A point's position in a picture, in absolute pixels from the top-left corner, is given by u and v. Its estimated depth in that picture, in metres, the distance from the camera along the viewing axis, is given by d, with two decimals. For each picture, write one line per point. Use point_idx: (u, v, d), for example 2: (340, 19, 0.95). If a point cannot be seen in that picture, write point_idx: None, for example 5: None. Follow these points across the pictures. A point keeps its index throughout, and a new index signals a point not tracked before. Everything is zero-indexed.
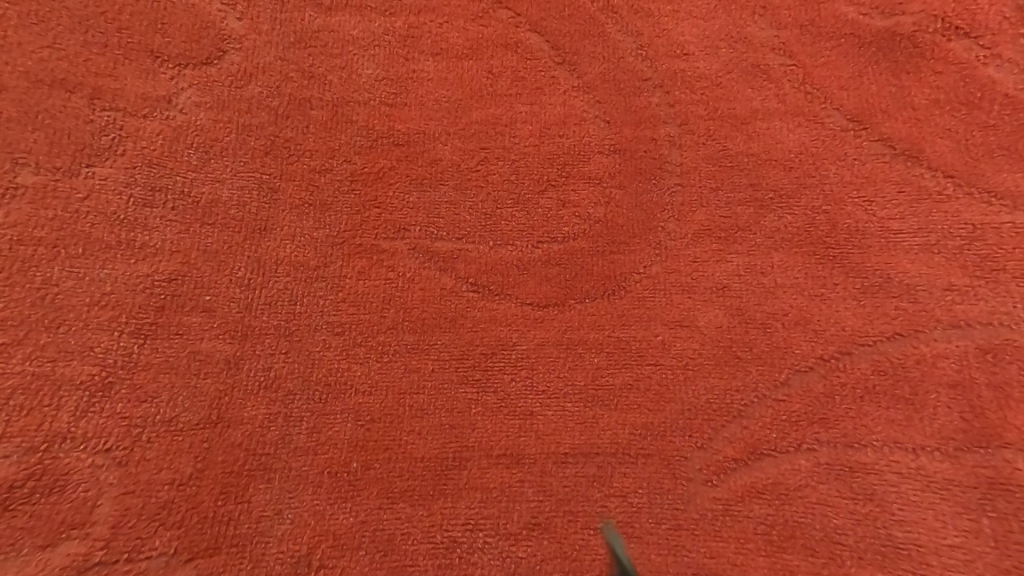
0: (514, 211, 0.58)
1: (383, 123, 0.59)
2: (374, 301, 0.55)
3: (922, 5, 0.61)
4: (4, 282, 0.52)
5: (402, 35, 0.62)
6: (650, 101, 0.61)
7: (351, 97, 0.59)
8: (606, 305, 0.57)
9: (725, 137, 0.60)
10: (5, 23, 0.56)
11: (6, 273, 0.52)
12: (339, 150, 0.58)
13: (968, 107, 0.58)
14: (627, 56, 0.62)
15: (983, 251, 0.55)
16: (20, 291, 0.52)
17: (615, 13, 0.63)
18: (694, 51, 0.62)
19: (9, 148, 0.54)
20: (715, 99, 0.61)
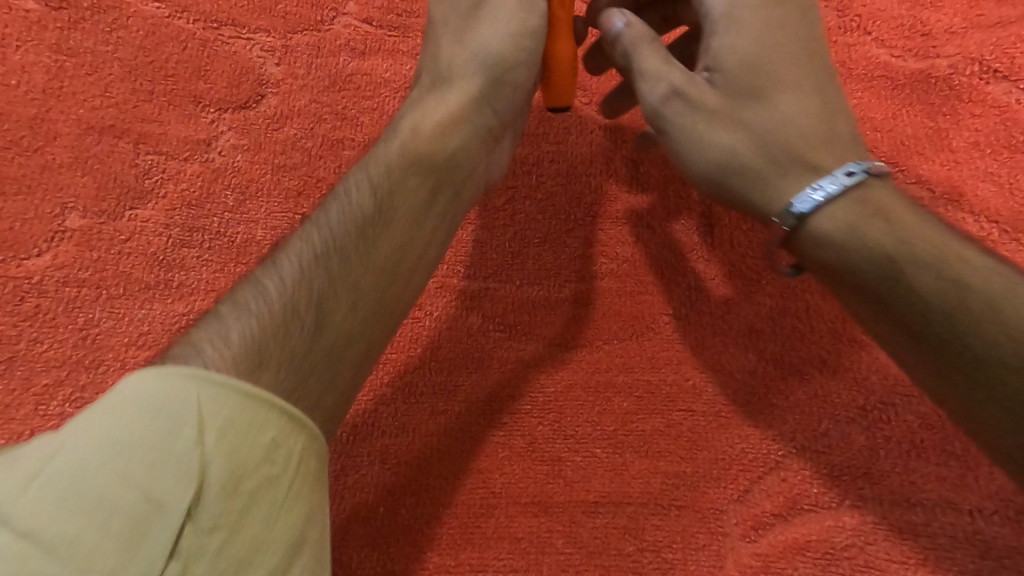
0: (541, 249, 0.59)
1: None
2: (401, 341, 0.57)
3: (957, 48, 0.58)
4: (49, 322, 0.53)
5: None
6: None
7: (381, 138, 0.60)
8: (635, 348, 0.56)
9: None
10: (60, 74, 0.57)
11: (52, 314, 0.53)
12: None
13: (1011, 150, 0.56)
14: None
15: None
16: (63, 333, 0.53)
17: None
18: None
19: (58, 193, 0.56)
20: None
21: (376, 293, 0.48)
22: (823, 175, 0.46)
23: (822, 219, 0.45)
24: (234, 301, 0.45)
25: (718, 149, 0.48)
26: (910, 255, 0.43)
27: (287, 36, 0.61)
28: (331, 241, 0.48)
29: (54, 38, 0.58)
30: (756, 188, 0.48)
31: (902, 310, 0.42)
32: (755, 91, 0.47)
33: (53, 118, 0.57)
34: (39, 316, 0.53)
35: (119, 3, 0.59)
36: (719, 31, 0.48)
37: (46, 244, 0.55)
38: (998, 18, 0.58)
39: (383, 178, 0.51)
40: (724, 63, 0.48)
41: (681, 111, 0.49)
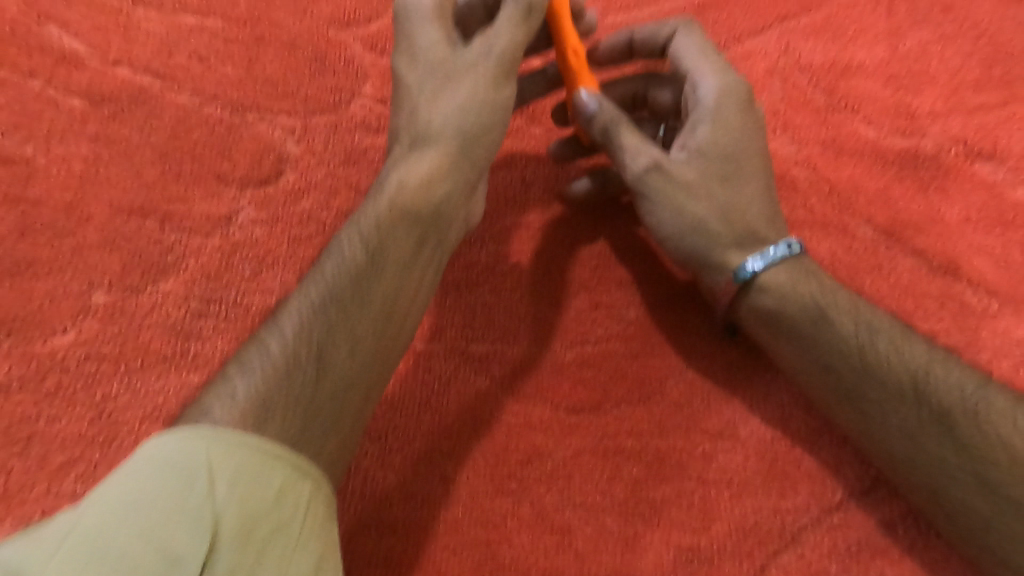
0: (548, 312, 0.60)
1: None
2: (409, 404, 0.57)
3: (942, 129, 0.61)
4: (68, 398, 0.54)
5: None
6: None
7: None
8: (643, 412, 0.57)
9: None
10: (98, 161, 0.61)
11: (71, 390, 0.54)
12: None
13: (1002, 225, 0.58)
14: None
15: None
16: (80, 408, 0.54)
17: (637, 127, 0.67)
18: None
19: (86, 272, 0.58)
20: None
21: (374, 341, 0.47)
22: (765, 244, 0.56)
23: (766, 277, 0.55)
24: (239, 360, 0.44)
25: (692, 216, 0.56)
26: (832, 310, 0.53)
27: (308, 117, 0.65)
28: (327, 291, 0.47)
29: (95, 129, 0.62)
30: (716, 248, 0.56)
31: (829, 355, 0.53)
32: (725, 175, 0.57)
33: (87, 202, 0.60)
34: (58, 393, 0.54)
35: (155, 94, 0.63)
36: (702, 126, 0.57)
37: (71, 320, 0.56)
38: (977, 102, 0.62)
39: (371, 231, 0.49)
40: (703, 151, 0.57)
41: (664, 182, 0.56)
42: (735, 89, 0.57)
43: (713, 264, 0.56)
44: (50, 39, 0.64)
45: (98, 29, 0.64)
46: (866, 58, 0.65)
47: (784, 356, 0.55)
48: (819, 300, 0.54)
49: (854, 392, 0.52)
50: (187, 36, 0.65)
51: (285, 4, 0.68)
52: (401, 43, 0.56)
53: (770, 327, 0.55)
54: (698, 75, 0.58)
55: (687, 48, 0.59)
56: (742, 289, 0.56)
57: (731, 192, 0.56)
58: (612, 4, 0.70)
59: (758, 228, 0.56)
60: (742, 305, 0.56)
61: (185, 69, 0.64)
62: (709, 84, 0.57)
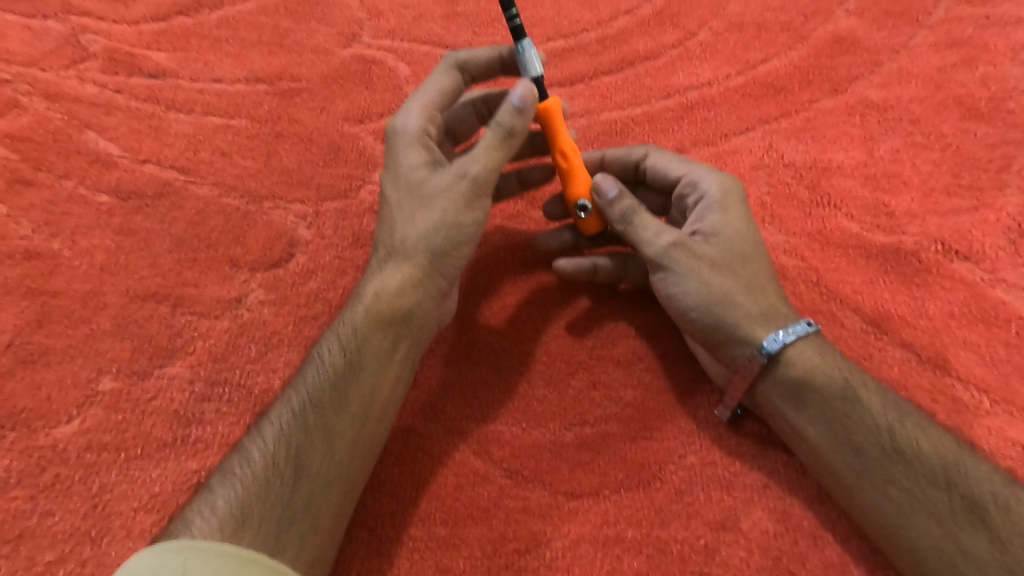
0: (547, 391, 0.61)
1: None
2: (407, 487, 0.57)
3: (920, 228, 0.65)
4: (65, 490, 0.54)
5: None
6: None
7: None
8: (642, 499, 0.56)
9: None
10: (118, 251, 0.64)
11: (68, 483, 0.54)
12: None
13: (985, 323, 0.60)
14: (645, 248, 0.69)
15: None
16: (75, 501, 0.53)
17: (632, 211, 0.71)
18: None
19: (96, 360, 0.59)
20: None
21: (349, 443, 0.50)
22: (790, 321, 0.57)
23: (793, 351, 0.55)
24: (222, 472, 0.48)
25: (718, 292, 0.56)
26: (860, 389, 0.54)
27: (320, 203, 0.68)
28: (304, 399, 0.50)
29: (118, 223, 0.65)
30: (745, 323, 0.56)
31: (859, 434, 0.53)
32: (744, 254, 0.58)
33: (104, 291, 0.62)
34: (56, 486, 0.54)
35: (178, 188, 0.67)
36: (714, 212, 0.60)
37: (75, 409, 0.57)
38: (951, 205, 0.66)
39: (347, 339, 0.52)
40: (720, 233, 0.59)
41: (688, 259, 0.57)
42: (735, 183, 0.61)
43: (740, 340, 0.56)
44: (85, 141, 0.68)
45: (130, 130, 0.69)
46: (844, 160, 0.70)
47: (810, 435, 0.55)
48: (846, 377, 0.54)
49: (886, 475, 0.51)
50: (212, 133, 0.70)
51: (305, 102, 0.73)
52: (387, 157, 0.58)
53: (797, 403, 0.55)
54: (696, 173, 0.62)
55: (669, 159, 0.64)
56: (770, 364, 0.56)
57: (750, 270, 0.58)
58: (607, 104, 0.75)
59: (775, 309, 0.57)
60: (765, 381, 0.56)
61: (207, 163, 0.69)
62: (710, 178, 0.61)
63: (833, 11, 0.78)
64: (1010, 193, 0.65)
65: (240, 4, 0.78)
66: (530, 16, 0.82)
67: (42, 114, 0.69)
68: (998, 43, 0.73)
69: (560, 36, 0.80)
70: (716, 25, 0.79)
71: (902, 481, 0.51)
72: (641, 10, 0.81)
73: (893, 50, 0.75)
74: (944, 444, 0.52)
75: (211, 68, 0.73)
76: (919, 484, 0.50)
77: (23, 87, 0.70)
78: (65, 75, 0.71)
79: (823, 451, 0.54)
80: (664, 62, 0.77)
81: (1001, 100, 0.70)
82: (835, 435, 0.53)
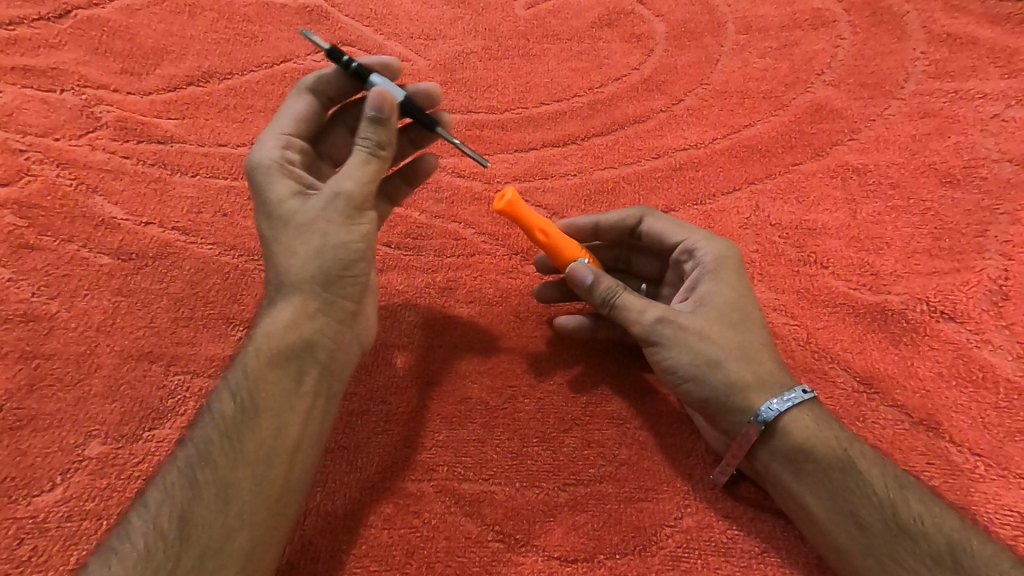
0: (541, 449, 0.61)
1: (416, 363, 0.65)
2: (397, 552, 0.56)
3: (905, 288, 0.66)
4: (42, 565, 0.53)
5: (441, 288, 0.70)
6: None
7: (391, 342, 0.66)
8: (638, 564, 0.55)
9: None
10: (116, 311, 0.65)
11: (45, 556, 0.53)
12: (376, 392, 0.63)
13: (974, 384, 0.60)
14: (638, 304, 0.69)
15: None
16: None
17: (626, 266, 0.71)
18: None
19: (86, 422, 0.59)
20: None
21: (249, 489, 0.49)
22: (785, 388, 0.56)
23: (789, 419, 0.55)
24: (106, 545, 0.47)
25: (710, 363, 0.56)
26: (858, 459, 0.53)
27: None
28: (193, 452, 0.51)
29: (119, 283, 0.66)
30: (739, 392, 0.55)
31: (862, 507, 0.51)
32: (734, 323, 0.58)
33: (100, 351, 0.62)
34: (31, 561, 0.53)
35: (179, 249, 0.69)
36: (704, 282, 0.61)
37: (60, 475, 0.57)
38: (933, 267, 0.67)
39: (235, 384, 0.53)
40: (710, 305, 0.59)
41: (677, 331, 0.57)
42: (728, 252, 0.63)
43: (737, 407, 0.55)
44: (92, 206, 0.70)
45: (136, 193, 0.72)
46: (828, 221, 0.72)
47: (810, 506, 0.53)
48: (845, 447, 0.54)
49: (890, 552, 0.50)
50: (215, 195, 0.73)
51: None
52: (257, 196, 0.59)
53: (796, 472, 0.54)
54: (691, 240, 0.63)
55: (666, 225, 0.65)
56: (767, 432, 0.55)
57: (744, 339, 0.58)
58: (599, 163, 0.78)
59: (771, 377, 0.56)
60: (761, 449, 0.55)
61: (209, 224, 0.71)
62: (704, 246, 0.63)
63: (811, 81, 0.82)
64: (988, 256, 0.67)
65: (249, 74, 0.82)
66: (524, 79, 0.84)
67: (52, 180, 0.72)
68: (969, 114, 0.77)
69: (553, 101, 0.82)
70: (702, 91, 0.82)
71: (907, 559, 0.49)
72: (631, 78, 0.84)
73: (869, 119, 0.78)
74: (949, 521, 0.50)
75: (217, 134, 0.77)
76: (925, 564, 0.49)
77: (35, 155, 0.73)
78: (76, 144, 0.74)
79: (825, 523, 0.53)
80: (654, 125, 0.80)
81: (974, 167, 0.73)
82: (836, 507, 0.52)
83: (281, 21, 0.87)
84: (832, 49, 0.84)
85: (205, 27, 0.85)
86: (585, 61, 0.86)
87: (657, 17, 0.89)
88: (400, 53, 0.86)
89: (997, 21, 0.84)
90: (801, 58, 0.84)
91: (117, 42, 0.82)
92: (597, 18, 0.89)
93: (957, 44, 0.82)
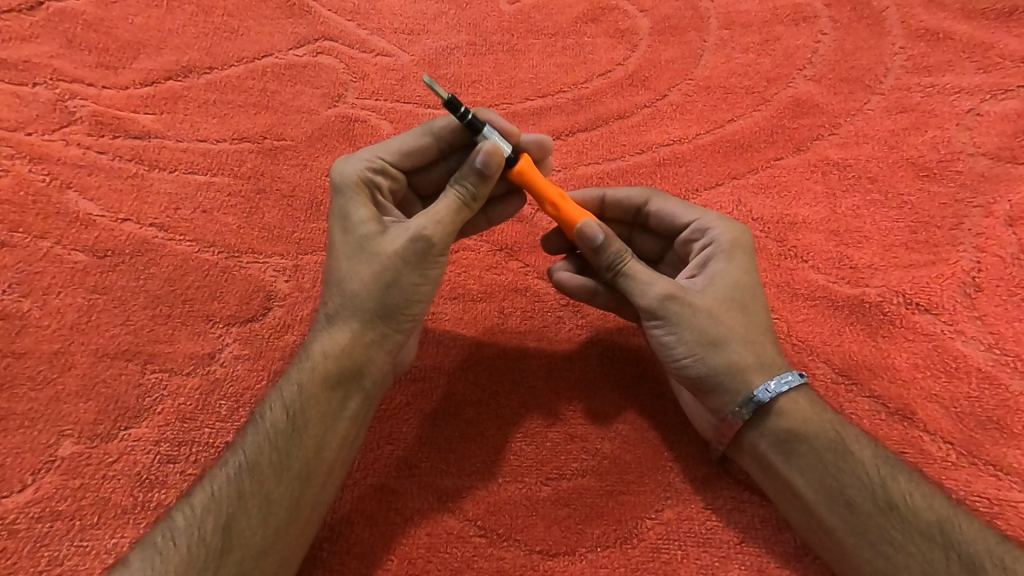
0: (523, 444, 0.61)
1: None
2: (378, 548, 0.56)
3: (883, 280, 0.67)
4: (13, 566, 0.52)
5: None
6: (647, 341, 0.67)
7: None
8: (619, 557, 0.55)
9: None
10: (91, 309, 0.64)
11: (17, 556, 0.53)
12: None
13: (949, 374, 0.61)
14: None
15: (1010, 532, 0.54)
16: None
17: None
18: None
19: (60, 422, 0.58)
20: None
21: (289, 506, 0.49)
22: (781, 370, 0.56)
23: (786, 401, 0.55)
24: (145, 544, 0.48)
25: (715, 340, 0.55)
26: (850, 441, 0.54)
27: (299, 256, 0.69)
28: (242, 461, 0.51)
29: (94, 281, 0.65)
30: (739, 374, 0.55)
31: (854, 487, 0.52)
32: (742, 306, 0.58)
33: (73, 350, 0.62)
34: (3, 562, 0.52)
35: (156, 245, 0.68)
36: (714, 262, 0.61)
37: (32, 475, 0.56)
38: (910, 260, 0.68)
39: (291, 396, 0.53)
40: (718, 285, 0.59)
41: (683, 310, 0.56)
42: (739, 235, 0.62)
43: (733, 387, 0.55)
44: (66, 202, 0.69)
45: (112, 190, 0.71)
46: (808, 215, 0.72)
47: (800, 488, 0.54)
48: (838, 429, 0.54)
49: (883, 532, 0.50)
50: (195, 191, 0.72)
51: (287, 160, 0.75)
52: (337, 211, 0.58)
53: (789, 454, 0.54)
54: (702, 221, 0.63)
55: (674, 207, 0.65)
56: (762, 414, 0.55)
57: (748, 321, 0.57)
58: (582, 159, 0.78)
59: (768, 360, 0.56)
60: (752, 430, 0.56)
61: (187, 221, 0.70)
62: (716, 228, 0.63)
63: (792, 77, 0.82)
64: (963, 249, 0.68)
65: (229, 69, 0.81)
66: (508, 75, 0.84)
67: (25, 176, 0.70)
68: (945, 109, 0.78)
69: (536, 96, 0.82)
70: (685, 87, 0.83)
71: (896, 537, 0.50)
72: (614, 73, 0.84)
73: (849, 114, 0.79)
74: (936, 500, 0.51)
75: (196, 130, 0.76)
76: (911, 544, 0.50)
77: (6, 150, 0.72)
78: (50, 139, 0.73)
79: (814, 505, 0.53)
80: (637, 120, 0.80)
81: (950, 161, 0.74)
82: (826, 489, 0.53)
83: (261, 15, 0.86)
84: (813, 44, 0.85)
85: (184, 21, 0.84)
86: (568, 57, 0.86)
87: (641, 13, 0.89)
88: (382, 48, 0.85)
89: (974, 17, 0.85)
90: (783, 54, 0.85)
91: (93, 35, 0.81)
92: (581, 14, 0.89)
93: (934, 39, 0.83)
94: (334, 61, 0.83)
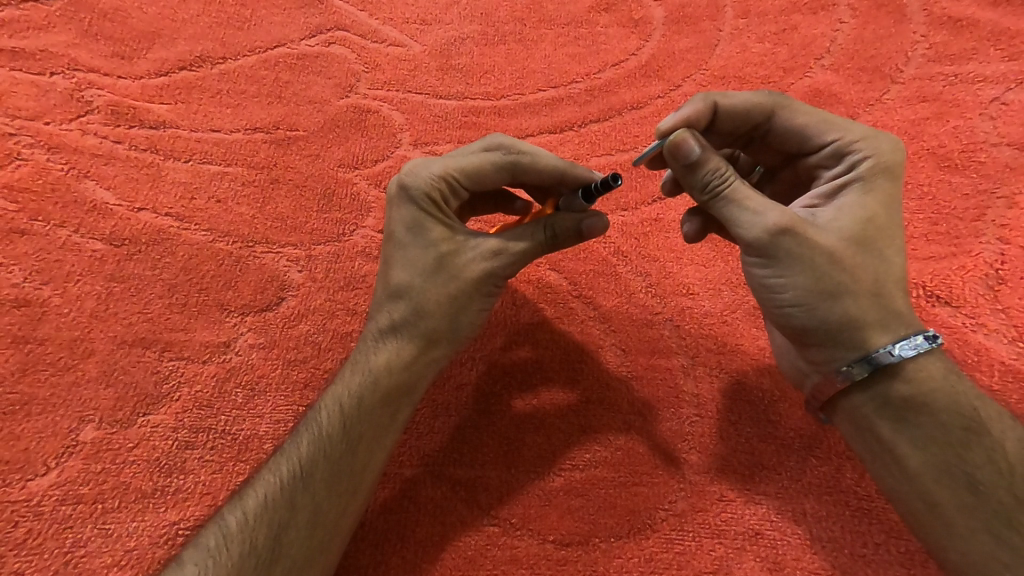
0: (535, 436, 0.61)
1: None
2: (393, 536, 0.56)
3: None
4: (36, 548, 0.53)
5: None
6: (661, 332, 0.66)
7: None
8: (634, 547, 0.56)
9: (738, 371, 0.63)
10: (109, 297, 0.64)
11: (40, 538, 0.54)
12: None
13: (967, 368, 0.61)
14: (638, 293, 0.68)
15: None
16: (45, 559, 0.53)
17: (625, 256, 0.70)
18: (699, 292, 0.68)
19: (80, 408, 0.59)
20: (723, 334, 0.65)
21: (335, 517, 0.50)
22: (911, 329, 0.49)
23: (915, 366, 0.49)
24: (195, 544, 0.48)
25: (831, 287, 0.48)
26: (988, 420, 0.48)
27: (313, 246, 0.69)
28: (298, 468, 0.50)
29: (111, 269, 0.66)
30: (852, 327, 0.49)
31: (980, 467, 0.47)
32: (872, 244, 0.50)
33: (92, 337, 0.62)
34: (26, 543, 0.54)
35: (173, 234, 0.69)
36: (847, 195, 0.52)
37: (54, 460, 0.57)
38: (929, 252, 0.67)
39: (351, 407, 0.53)
40: (843, 220, 0.51)
41: (799, 251, 0.48)
42: (892, 155, 0.53)
43: (849, 342, 0.49)
44: (84, 191, 0.70)
45: (129, 179, 0.71)
46: None
47: (909, 458, 0.49)
48: (973, 404, 0.48)
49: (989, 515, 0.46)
50: (209, 180, 0.72)
51: (301, 151, 0.75)
52: (417, 232, 0.56)
53: (903, 420, 0.49)
54: (846, 141, 0.54)
55: (806, 123, 0.56)
56: (891, 372, 0.49)
57: (875, 262, 0.50)
58: (595, 150, 0.77)
59: (897, 306, 0.50)
60: (860, 394, 0.50)
61: (203, 211, 0.70)
62: (861, 151, 0.53)
63: (810, 66, 0.81)
64: (985, 241, 0.67)
65: (241, 59, 0.81)
66: (521, 66, 0.83)
67: (43, 165, 0.71)
68: (969, 98, 0.76)
69: (549, 87, 0.82)
70: (700, 78, 0.82)
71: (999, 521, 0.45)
72: (628, 63, 0.83)
73: (868, 104, 0.78)
74: None
75: (210, 119, 0.76)
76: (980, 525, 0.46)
77: (25, 138, 0.73)
78: (67, 128, 0.74)
79: (930, 478, 0.48)
80: (651, 111, 0.79)
81: (971, 151, 0.73)
82: (941, 465, 0.48)
83: (274, 4, 0.86)
84: (832, 33, 0.83)
85: (198, 11, 0.84)
86: (582, 47, 0.85)
87: (656, 2, 0.88)
88: (395, 38, 0.85)
89: (999, 3, 0.83)
90: (800, 43, 0.83)
91: (108, 24, 0.81)
92: (595, 3, 0.88)
93: (957, 27, 0.82)
94: (347, 51, 0.83)
